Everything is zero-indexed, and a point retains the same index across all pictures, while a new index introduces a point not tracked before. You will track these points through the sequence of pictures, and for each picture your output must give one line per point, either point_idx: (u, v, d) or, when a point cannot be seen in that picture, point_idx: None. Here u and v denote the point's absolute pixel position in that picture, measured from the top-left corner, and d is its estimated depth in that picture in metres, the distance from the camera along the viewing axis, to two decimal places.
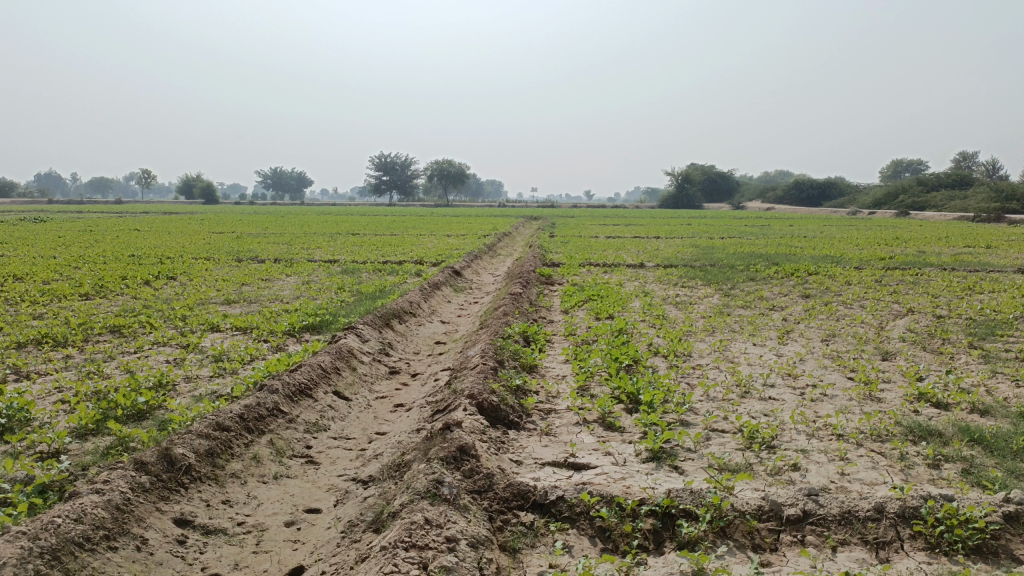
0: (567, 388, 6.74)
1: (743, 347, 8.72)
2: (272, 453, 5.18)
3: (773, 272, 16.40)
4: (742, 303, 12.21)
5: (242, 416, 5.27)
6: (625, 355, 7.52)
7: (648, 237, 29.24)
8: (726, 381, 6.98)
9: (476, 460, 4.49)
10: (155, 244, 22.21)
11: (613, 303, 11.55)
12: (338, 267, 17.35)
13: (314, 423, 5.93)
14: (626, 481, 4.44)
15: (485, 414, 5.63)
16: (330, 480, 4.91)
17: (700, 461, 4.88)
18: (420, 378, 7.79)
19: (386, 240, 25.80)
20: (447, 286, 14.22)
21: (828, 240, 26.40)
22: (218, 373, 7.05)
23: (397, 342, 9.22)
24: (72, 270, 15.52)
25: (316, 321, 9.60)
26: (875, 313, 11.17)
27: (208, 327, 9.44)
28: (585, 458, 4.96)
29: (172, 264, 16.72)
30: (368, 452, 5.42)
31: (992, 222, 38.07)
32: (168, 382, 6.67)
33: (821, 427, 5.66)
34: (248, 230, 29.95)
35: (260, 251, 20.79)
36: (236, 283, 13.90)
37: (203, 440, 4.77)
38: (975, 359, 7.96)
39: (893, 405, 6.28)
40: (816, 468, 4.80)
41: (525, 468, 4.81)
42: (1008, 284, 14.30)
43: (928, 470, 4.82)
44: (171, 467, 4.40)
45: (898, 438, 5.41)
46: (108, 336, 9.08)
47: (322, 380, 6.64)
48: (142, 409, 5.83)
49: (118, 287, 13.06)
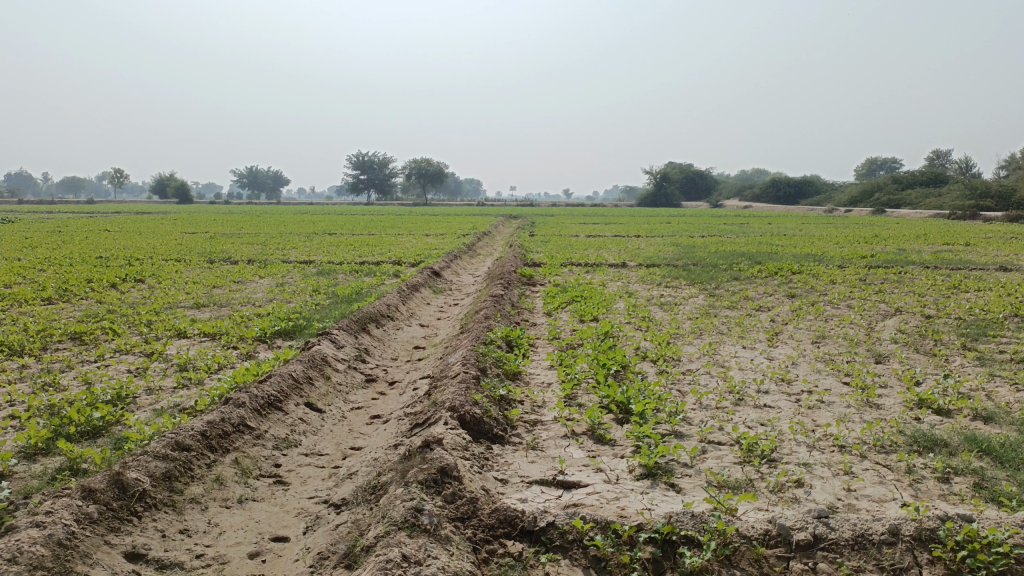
0: (553, 398, 6.40)
1: (733, 350, 8.42)
2: (237, 473, 4.79)
3: (757, 270, 16.18)
4: (728, 303, 11.95)
5: (205, 434, 4.88)
6: (613, 360, 7.21)
7: (628, 235, 29.05)
8: (718, 387, 6.68)
9: (459, 483, 4.13)
10: (125, 245, 21.55)
11: (598, 304, 11.24)
12: (314, 267, 16.89)
13: (284, 438, 5.54)
14: (621, 503, 4.11)
15: (468, 428, 5.28)
16: (300, 503, 4.53)
17: (698, 478, 4.57)
18: (399, 386, 7.44)
19: (364, 240, 25.38)
20: (426, 287, 13.84)
21: (809, 238, 26.28)
22: (182, 385, 6.63)
23: (374, 348, 8.84)
24: (36, 272, 14.89)
25: (290, 326, 9.18)
26: (864, 314, 10.95)
27: (175, 333, 9.00)
28: (575, 475, 4.62)
29: (140, 266, 16.18)
30: (342, 471, 5.04)
31: (967, 219, 38.46)
32: (128, 395, 6.24)
33: (822, 437, 5.37)
34: (222, 230, 29.14)
35: (234, 252, 20.24)
36: (206, 286, 13.41)
37: (160, 462, 4.38)
38: (971, 362, 7.74)
39: (893, 413, 6.00)
40: (820, 484, 4.51)
41: (510, 488, 4.48)
42: (992, 282, 14.16)
43: (937, 485, 4.55)
44: (123, 494, 4.00)
45: (902, 449, 5.13)
46: (68, 344, 8.60)
47: (293, 392, 6.25)
48: (97, 426, 5.42)
49: (82, 291, 12.50)
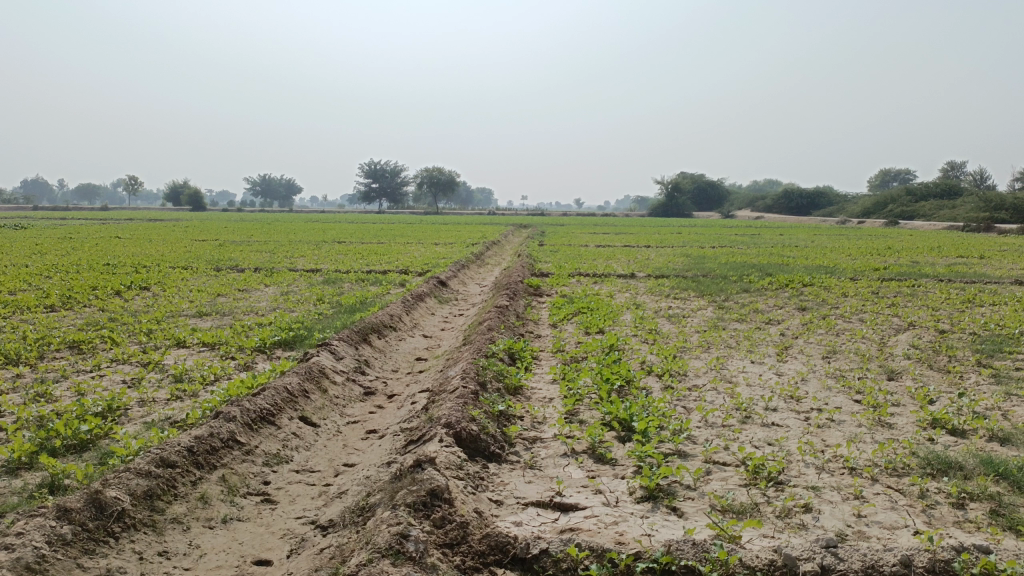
0: (554, 414, 6.22)
1: (741, 365, 8.22)
2: (223, 491, 4.64)
3: (767, 282, 15.94)
4: (737, 316, 11.73)
5: (191, 450, 4.74)
6: (617, 375, 7.03)
7: (638, 246, 28.84)
8: (725, 404, 6.47)
9: (448, 506, 3.97)
10: (133, 253, 21.52)
11: (604, 316, 11.05)
12: (320, 276, 16.78)
13: (275, 454, 5.39)
14: (619, 528, 3.94)
15: (464, 446, 5.11)
16: (286, 524, 4.37)
17: (701, 502, 4.38)
18: (397, 400, 7.27)
19: (372, 248, 25.28)
20: (431, 297, 13.71)
21: (821, 250, 26.01)
22: (176, 397, 6.49)
23: (374, 359, 8.70)
24: (42, 280, 14.83)
25: (290, 337, 9.03)
26: (876, 328, 10.72)
27: (173, 342, 8.87)
28: (572, 497, 4.45)
29: (146, 273, 16.14)
30: (332, 489, 4.89)
31: (981, 231, 38.13)
32: (119, 407, 6.10)
33: (832, 458, 5.17)
34: (232, 238, 29.16)
35: (241, 260, 20.16)
36: (211, 294, 13.31)
37: (142, 480, 4.24)
38: (987, 380, 7.51)
39: (906, 433, 5.78)
40: (829, 510, 4.32)
41: (505, 510, 4.32)
42: (1008, 296, 13.89)
43: (952, 511, 4.35)
44: (100, 514, 3.85)
45: (916, 472, 4.92)
46: (66, 353, 8.49)
47: (287, 405, 6.10)
48: (85, 439, 5.29)
49: (86, 299, 12.42)
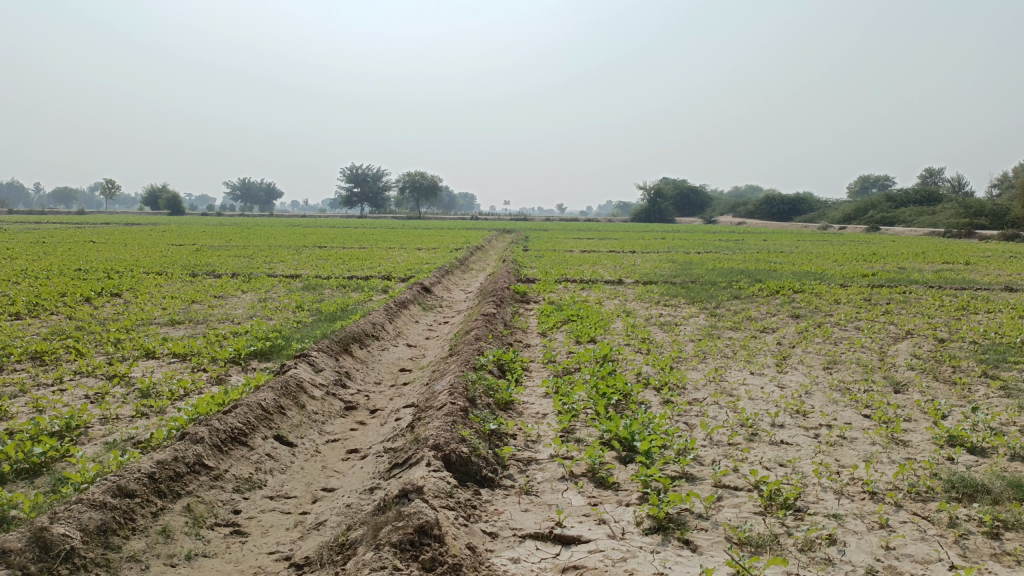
0: (549, 432, 5.82)
1: (740, 376, 7.85)
2: (187, 523, 4.20)
3: (757, 289, 15.63)
4: (730, 324, 11.38)
5: (153, 477, 4.28)
6: (614, 389, 6.63)
7: (623, 251, 28.58)
8: (729, 421, 6.09)
9: (439, 544, 3.56)
10: (107, 257, 20.87)
11: (595, 324, 10.67)
12: (300, 282, 16.27)
13: (247, 478, 4.95)
14: (630, 566, 3.55)
15: (453, 470, 4.70)
16: (257, 560, 3.94)
17: (716, 534, 3.99)
18: (380, 416, 6.85)
19: (353, 253, 24.74)
20: (414, 304, 13.28)
21: (808, 256, 25.83)
22: (141, 414, 6.01)
23: (355, 370, 8.27)
24: (9, 285, 14.18)
25: (266, 347, 8.56)
26: (874, 337, 10.39)
27: (143, 353, 8.37)
28: (574, 528, 4.04)
29: (118, 279, 15.52)
30: (309, 519, 4.46)
31: (963, 237, 38.28)
32: (78, 426, 5.61)
33: (850, 481, 4.80)
34: (211, 242, 28.55)
35: (219, 265, 19.56)
36: (185, 301, 12.76)
37: (95, 513, 3.78)
38: (997, 392, 7.20)
39: (923, 452, 5.44)
40: (855, 541, 3.95)
41: (500, 544, 3.92)
42: (1002, 303, 13.67)
43: (987, 542, 3.98)
44: (44, 554, 3.39)
45: (942, 498, 4.57)
46: (26, 364, 7.96)
47: (260, 423, 5.65)
48: (37, 464, 4.80)
49: (53, 306, 11.82)
